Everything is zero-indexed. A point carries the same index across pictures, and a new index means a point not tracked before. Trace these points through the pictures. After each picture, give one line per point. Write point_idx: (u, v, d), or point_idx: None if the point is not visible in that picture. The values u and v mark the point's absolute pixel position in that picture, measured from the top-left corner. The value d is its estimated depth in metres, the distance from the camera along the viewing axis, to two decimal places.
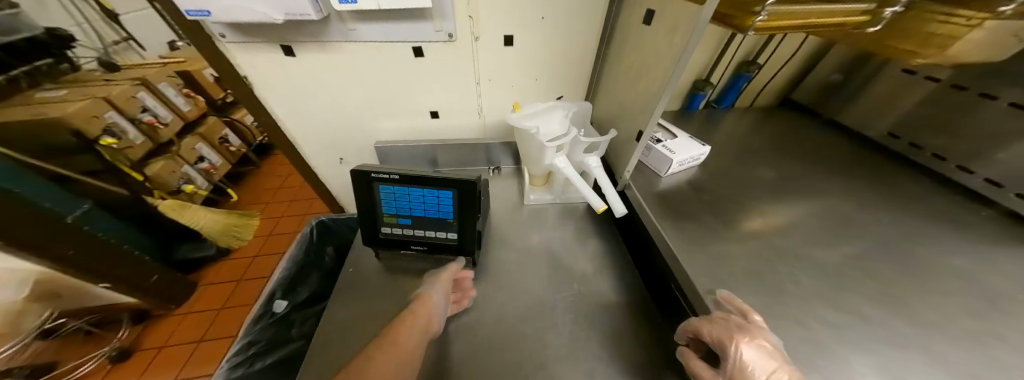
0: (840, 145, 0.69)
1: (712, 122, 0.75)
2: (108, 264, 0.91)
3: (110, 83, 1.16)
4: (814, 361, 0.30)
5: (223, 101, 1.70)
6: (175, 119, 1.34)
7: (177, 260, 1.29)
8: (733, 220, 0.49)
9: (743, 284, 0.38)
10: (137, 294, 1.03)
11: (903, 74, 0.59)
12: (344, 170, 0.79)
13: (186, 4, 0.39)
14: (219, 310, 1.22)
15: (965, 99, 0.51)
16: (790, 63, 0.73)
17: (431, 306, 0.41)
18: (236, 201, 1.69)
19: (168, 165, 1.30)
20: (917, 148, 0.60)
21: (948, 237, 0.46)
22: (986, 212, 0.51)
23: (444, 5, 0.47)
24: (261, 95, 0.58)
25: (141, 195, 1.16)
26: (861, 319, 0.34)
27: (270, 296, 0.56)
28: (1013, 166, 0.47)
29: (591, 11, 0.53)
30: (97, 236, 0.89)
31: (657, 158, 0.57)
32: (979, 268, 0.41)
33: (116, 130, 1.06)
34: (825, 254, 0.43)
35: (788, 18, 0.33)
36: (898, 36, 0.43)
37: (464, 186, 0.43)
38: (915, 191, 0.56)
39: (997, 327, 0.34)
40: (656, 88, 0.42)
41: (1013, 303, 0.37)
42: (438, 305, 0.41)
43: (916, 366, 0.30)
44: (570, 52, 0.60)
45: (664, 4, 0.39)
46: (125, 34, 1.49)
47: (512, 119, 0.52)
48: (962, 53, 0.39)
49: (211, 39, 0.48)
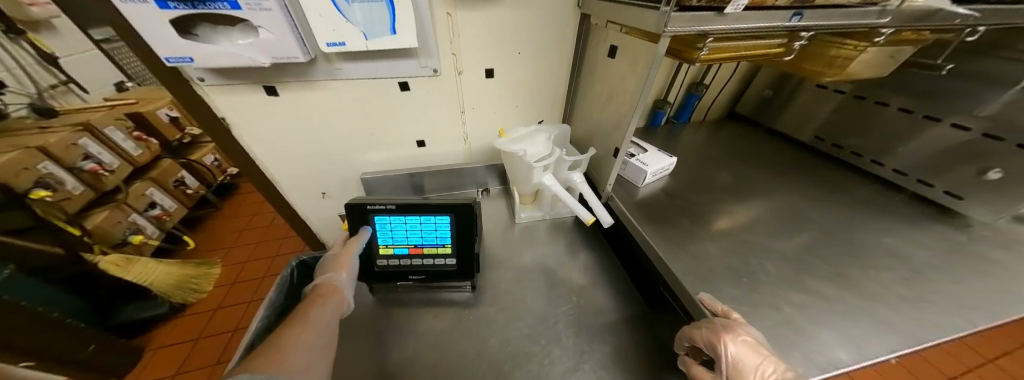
0: (780, 148, 0.80)
1: (674, 135, 0.84)
2: (33, 338, 0.77)
3: (45, 130, 1.05)
4: (791, 340, 0.34)
5: (179, 142, 1.58)
6: (123, 164, 1.22)
7: (117, 324, 1.11)
8: (706, 222, 0.54)
9: (723, 278, 0.42)
10: (67, 370, 0.87)
11: (818, 88, 0.72)
12: (325, 205, 0.77)
13: (167, 51, 0.38)
14: (173, 376, 1.06)
15: (866, 106, 0.64)
16: (730, 83, 0.85)
17: (336, 288, 0.43)
18: (193, 248, 1.53)
19: (112, 216, 1.17)
20: (839, 148, 0.72)
21: (874, 220, 0.55)
22: (898, 197, 0.62)
23: (429, 45, 0.50)
24: (238, 135, 0.57)
25: (77, 251, 1.00)
26: (823, 298, 0.39)
27: (248, 352, 0.48)
28: (915, 158, 0.59)
29: (562, 46, 0.60)
30: (21, 305, 0.76)
31: (633, 170, 0.62)
32: (902, 244, 0.49)
33: (50, 181, 0.95)
34: (785, 244, 0.49)
35: (722, 51, 0.40)
36: (811, 59, 0.53)
37: (461, 210, 0.45)
38: (844, 183, 0.66)
39: (925, 292, 0.41)
40: (625, 110, 0.48)
41: (932, 270, 0.44)
42: (342, 286, 0.44)
43: (872, 334, 0.34)
44: (546, 82, 0.66)
45: (625, 40, 0.45)
46: (63, 77, 1.37)
47: (499, 143, 0.55)
48: (854, 72, 0.49)
49: (188, 83, 0.47)
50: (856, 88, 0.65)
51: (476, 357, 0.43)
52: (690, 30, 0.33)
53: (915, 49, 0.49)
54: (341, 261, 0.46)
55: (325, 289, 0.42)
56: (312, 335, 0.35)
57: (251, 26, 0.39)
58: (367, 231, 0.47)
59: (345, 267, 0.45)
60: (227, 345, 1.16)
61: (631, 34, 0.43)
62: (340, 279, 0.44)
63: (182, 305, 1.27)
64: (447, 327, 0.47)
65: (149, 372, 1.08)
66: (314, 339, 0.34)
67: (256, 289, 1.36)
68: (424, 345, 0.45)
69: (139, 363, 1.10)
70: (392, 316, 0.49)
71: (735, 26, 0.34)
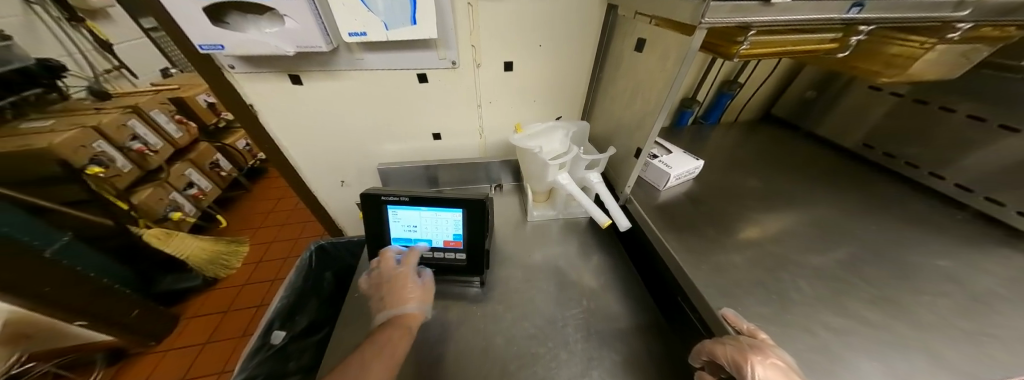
0: (821, 155, 0.73)
1: (700, 137, 0.79)
2: (85, 300, 0.86)
3: (100, 112, 1.15)
4: (826, 368, 0.31)
5: (215, 127, 1.69)
6: (166, 145, 1.32)
7: (158, 292, 1.21)
8: (731, 230, 0.51)
9: (748, 293, 0.39)
10: (115, 331, 0.96)
11: (870, 90, 0.65)
12: (344, 193, 0.79)
13: (200, 39, 0.39)
14: (203, 344, 1.15)
15: (928, 111, 0.57)
16: (767, 82, 0.79)
17: (416, 317, 0.43)
18: (225, 227, 1.64)
19: (156, 193, 1.26)
20: (891, 158, 0.65)
21: (929, 240, 0.49)
22: (960, 215, 0.55)
23: (449, 36, 0.50)
24: (265, 122, 0.59)
25: (123, 223, 1.11)
26: (862, 323, 0.36)
27: (268, 327, 0.53)
28: (980, 171, 0.52)
29: (585, 39, 0.57)
30: (76, 270, 0.84)
31: (655, 172, 0.59)
32: (961, 269, 0.44)
33: (104, 159, 1.04)
34: (820, 259, 0.45)
35: (766, 46, 0.37)
36: (866, 57, 0.48)
37: (474, 205, 0.44)
38: (894, 197, 0.60)
39: (988, 326, 0.36)
40: (650, 108, 0.45)
41: (998, 301, 0.39)
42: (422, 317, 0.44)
43: (920, 369, 0.31)
44: (566, 77, 0.64)
45: (654, 33, 0.42)
46: (117, 63, 1.47)
47: (515, 139, 0.55)
48: (924, 73, 0.43)
49: (220, 69, 0.49)
50: (917, 91, 0.58)
51: (482, 353, 0.43)
52: (730, 21, 0.30)
53: (993, 49, 0.42)
54: (424, 288, 0.47)
55: (409, 318, 0.43)
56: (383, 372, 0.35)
57: (277, 15, 0.40)
58: (380, 222, 0.48)
59: (427, 298, 0.46)
60: (251, 319, 1.24)
61: (662, 26, 0.40)
62: (423, 311, 0.44)
63: (214, 279, 1.37)
64: (456, 322, 0.47)
65: (183, 338, 1.17)
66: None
67: (279, 269, 1.44)
68: (433, 337, 0.45)
69: (176, 328, 1.20)
70: None
71: (782, 17, 0.31)
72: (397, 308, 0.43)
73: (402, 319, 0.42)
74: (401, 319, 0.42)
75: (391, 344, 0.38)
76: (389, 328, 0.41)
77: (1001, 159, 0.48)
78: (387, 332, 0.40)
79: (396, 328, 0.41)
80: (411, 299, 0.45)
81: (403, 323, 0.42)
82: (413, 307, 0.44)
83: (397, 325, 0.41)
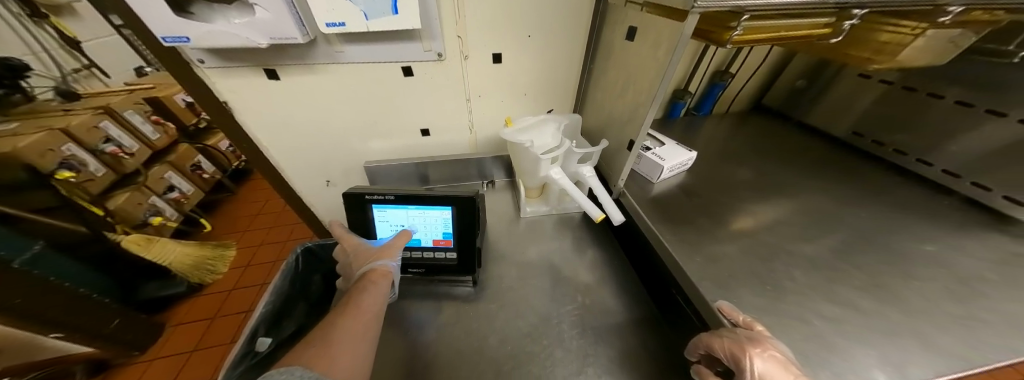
0: (811, 145, 0.73)
1: (692, 128, 0.79)
2: (59, 311, 0.81)
3: (69, 113, 1.09)
4: (822, 358, 0.30)
5: (195, 127, 1.62)
6: (143, 148, 1.27)
7: (142, 300, 1.18)
8: (724, 221, 0.50)
9: (742, 284, 0.39)
10: (95, 343, 0.92)
11: (860, 78, 0.65)
12: (331, 193, 0.76)
13: (163, 30, 0.36)
14: (191, 351, 1.12)
15: (916, 98, 0.57)
16: (759, 71, 0.78)
17: (383, 274, 0.42)
18: (210, 231, 1.59)
19: (133, 197, 1.21)
20: (881, 145, 0.65)
21: (918, 226, 0.50)
22: (947, 201, 0.56)
23: (433, 26, 0.48)
24: (242, 121, 0.56)
25: (101, 231, 1.05)
26: (856, 310, 0.36)
27: (252, 334, 0.49)
28: (966, 156, 0.52)
29: (575, 28, 0.56)
30: (49, 280, 0.80)
31: (649, 165, 0.58)
32: (947, 253, 0.44)
33: (74, 163, 0.99)
34: (814, 248, 0.45)
35: (759, 32, 0.36)
36: (858, 44, 0.47)
37: (462, 203, 0.42)
38: (883, 184, 0.60)
39: (977, 310, 0.36)
40: (642, 100, 0.44)
41: (985, 284, 0.40)
42: (390, 272, 0.43)
43: (915, 356, 0.31)
44: (556, 69, 0.62)
45: (646, 22, 0.41)
46: (86, 62, 1.40)
47: (505, 133, 0.53)
48: (914, 59, 0.43)
49: (188, 64, 0.46)
50: (905, 78, 0.58)
51: (477, 353, 0.42)
52: (723, 6, 0.29)
53: (983, 33, 0.42)
54: (389, 246, 0.44)
55: (372, 274, 0.41)
56: (366, 330, 0.35)
57: (247, 4, 0.37)
58: (366, 222, 0.46)
59: (393, 254, 0.44)
60: (240, 325, 1.21)
61: (653, 13, 0.39)
62: (388, 265, 0.42)
63: (200, 285, 1.33)
64: (449, 322, 0.46)
65: (170, 346, 1.13)
66: (367, 341, 0.34)
67: (267, 273, 1.40)
68: (424, 338, 0.44)
69: (160, 338, 1.16)
70: (394, 306, 0.48)
71: (775, 0, 0.30)
72: (362, 267, 0.42)
73: (366, 276, 0.41)
74: (370, 275, 0.41)
75: (360, 302, 0.38)
76: (358, 285, 0.41)
77: (985, 145, 0.49)
78: (355, 290, 0.40)
79: (359, 284, 0.40)
80: (371, 257, 0.43)
81: (367, 278, 0.41)
82: (375, 263, 0.42)
83: (365, 282, 0.41)
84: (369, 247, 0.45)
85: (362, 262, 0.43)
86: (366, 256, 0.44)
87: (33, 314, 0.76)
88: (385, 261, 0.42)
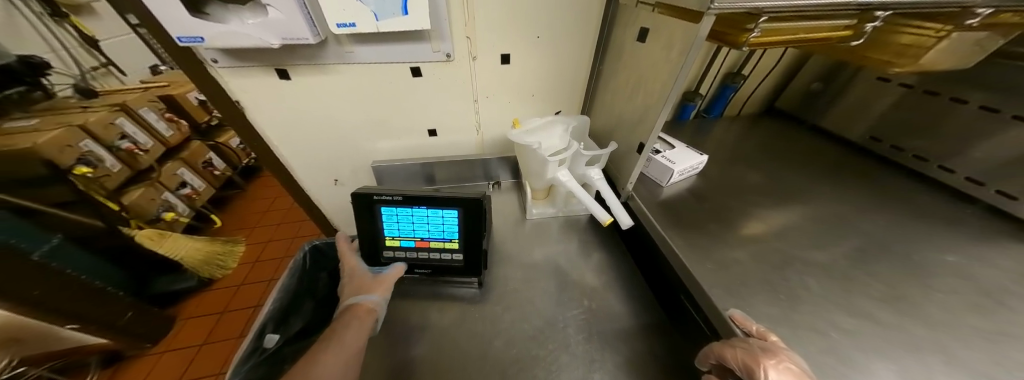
0: (826, 150, 0.71)
1: (702, 130, 0.78)
2: (74, 303, 0.83)
3: (87, 110, 1.12)
4: (838, 370, 0.29)
5: (207, 125, 1.65)
6: (156, 144, 1.30)
7: (154, 294, 1.20)
8: (735, 226, 0.49)
9: (755, 292, 0.38)
10: (108, 335, 0.95)
11: (878, 81, 0.63)
12: (338, 191, 0.77)
13: (178, 31, 0.37)
14: (201, 345, 1.14)
15: (938, 103, 0.55)
16: (772, 73, 0.76)
17: (370, 309, 0.42)
18: (220, 226, 1.62)
19: (147, 193, 1.24)
20: (899, 150, 0.63)
21: (938, 235, 0.48)
22: (968, 209, 0.54)
23: (443, 27, 0.47)
24: (252, 119, 0.57)
25: (116, 225, 1.07)
26: (874, 322, 0.34)
27: (261, 330, 0.50)
28: (991, 163, 0.50)
29: (585, 29, 0.55)
30: (66, 272, 0.82)
31: (658, 168, 0.57)
32: (970, 264, 0.43)
33: (91, 159, 1.01)
34: (828, 256, 0.44)
35: (777, 34, 0.35)
36: (878, 46, 0.46)
37: (471, 205, 0.41)
38: (900, 191, 0.58)
39: (1003, 324, 0.35)
40: (652, 102, 0.44)
41: (1010, 297, 0.38)
42: (377, 307, 0.43)
43: (937, 371, 0.29)
44: (565, 69, 0.62)
45: (658, 23, 0.40)
46: (104, 60, 1.44)
47: (513, 135, 0.52)
48: (939, 62, 0.41)
49: (202, 64, 0.46)
50: (927, 82, 0.56)
51: (481, 356, 0.41)
52: (740, 7, 0.28)
53: (1011, 37, 0.40)
54: (381, 280, 0.45)
55: (359, 308, 0.42)
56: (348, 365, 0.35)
57: (260, 5, 0.38)
58: (374, 224, 0.44)
59: (383, 289, 0.44)
60: (248, 320, 1.23)
61: (666, 14, 0.38)
62: (375, 301, 0.42)
63: (210, 280, 1.35)
64: (454, 323, 0.46)
65: (180, 339, 1.16)
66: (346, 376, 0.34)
67: (276, 269, 1.42)
68: (428, 339, 0.44)
69: (171, 331, 1.18)
70: (400, 306, 0.48)
71: (794, 2, 0.29)
72: (352, 299, 0.43)
73: (354, 310, 0.42)
74: (357, 309, 0.41)
75: (344, 337, 0.38)
76: (343, 316, 0.41)
77: (1015, 151, 0.47)
78: (341, 323, 0.40)
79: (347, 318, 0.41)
80: (362, 291, 0.44)
81: (354, 312, 0.41)
82: (363, 297, 0.42)
83: (352, 316, 0.41)
84: (362, 279, 0.46)
85: (354, 295, 0.44)
86: (358, 288, 0.45)
87: (51, 306, 0.79)
88: (374, 296, 0.43)
